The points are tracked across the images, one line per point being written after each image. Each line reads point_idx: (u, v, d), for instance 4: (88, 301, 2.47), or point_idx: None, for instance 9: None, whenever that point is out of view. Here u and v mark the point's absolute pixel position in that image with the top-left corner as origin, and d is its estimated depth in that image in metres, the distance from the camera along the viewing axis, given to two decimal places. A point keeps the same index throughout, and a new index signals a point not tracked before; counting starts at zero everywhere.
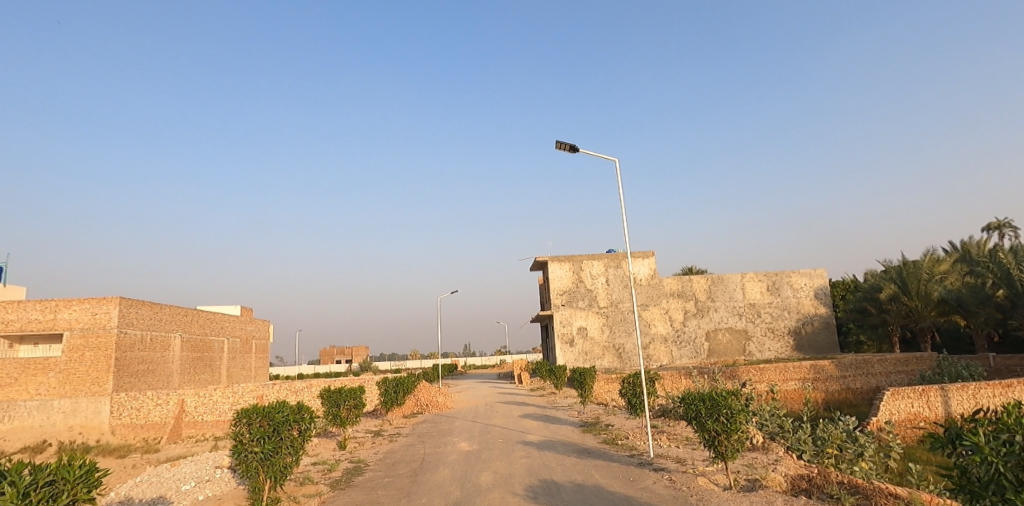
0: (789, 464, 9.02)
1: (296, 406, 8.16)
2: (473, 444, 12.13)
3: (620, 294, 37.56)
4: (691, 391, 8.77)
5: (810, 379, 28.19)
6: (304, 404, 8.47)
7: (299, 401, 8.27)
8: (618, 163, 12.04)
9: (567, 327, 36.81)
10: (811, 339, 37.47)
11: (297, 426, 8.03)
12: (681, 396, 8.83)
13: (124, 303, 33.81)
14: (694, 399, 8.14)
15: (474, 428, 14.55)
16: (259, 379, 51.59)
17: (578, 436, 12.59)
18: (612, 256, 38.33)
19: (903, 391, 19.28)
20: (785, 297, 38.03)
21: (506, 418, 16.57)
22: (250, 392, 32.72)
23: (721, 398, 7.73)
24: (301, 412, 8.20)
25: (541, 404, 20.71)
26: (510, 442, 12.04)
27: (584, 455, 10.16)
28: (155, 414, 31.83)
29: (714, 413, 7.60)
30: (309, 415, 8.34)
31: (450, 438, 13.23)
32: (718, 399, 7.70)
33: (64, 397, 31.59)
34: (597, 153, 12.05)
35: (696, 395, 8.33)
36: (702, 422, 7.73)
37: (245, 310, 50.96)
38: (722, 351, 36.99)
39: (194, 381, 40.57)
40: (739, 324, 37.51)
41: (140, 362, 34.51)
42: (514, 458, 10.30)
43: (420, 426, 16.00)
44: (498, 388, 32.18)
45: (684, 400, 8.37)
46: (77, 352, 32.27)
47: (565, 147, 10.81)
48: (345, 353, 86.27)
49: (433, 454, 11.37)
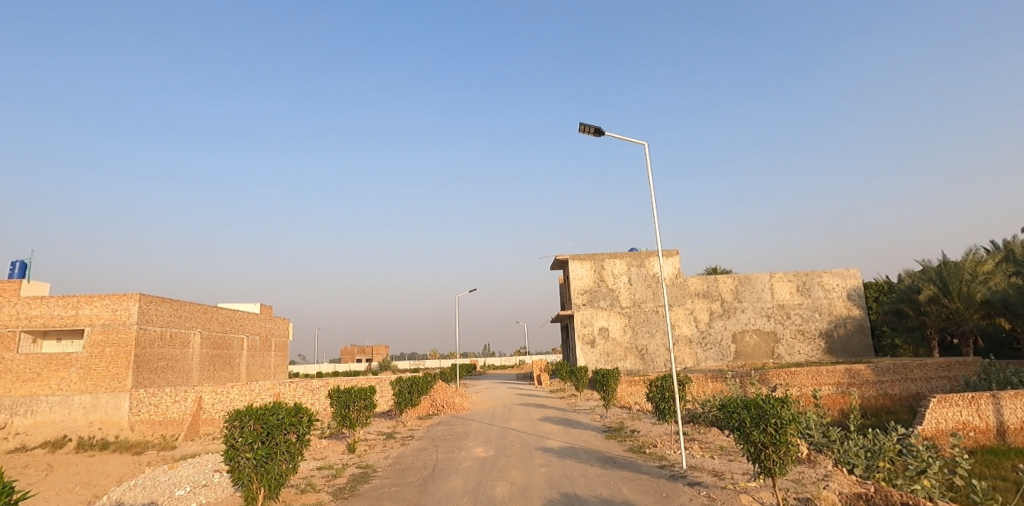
0: (841, 481, 8.05)
1: (293, 407, 7.46)
2: (488, 450, 11.33)
3: (643, 294, 36.49)
4: (729, 398, 7.84)
5: (845, 384, 26.79)
6: (302, 406, 7.77)
7: (297, 402, 7.55)
8: (648, 148, 11.68)
9: (588, 327, 35.84)
10: (843, 343, 35.87)
11: (294, 430, 7.31)
12: (719, 402, 7.90)
13: (144, 299, 33.90)
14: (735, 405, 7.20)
15: (490, 433, 13.74)
16: (278, 377, 51.56)
17: (601, 442, 11.71)
18: (635, 254, 37.24)
19: (950, 398, 17.97)
20: (816, 298, 36.50)
21: (525, 421, 15.75)
22: (267, 390, 32.44)
23: (769, 406, 6.79)
24: (299, 414, 7.49)
25: (561, 407, 19.82)
26: (528, 449, 11.21)
27: (608, 464, 9.31)
28: (173, 411, 31.78)
29: (761, 422, 6.67)
30: (308, 417, 7.63)
31: (465, 443, 12.46)
32: (766, 407, 6.76)
33: (84, 393, 31.70)
34: (626, 137, 11.68)
35: (736, 401, 7.40)
36: (747, 434, 6.81)
37: (264, 308, 50.98)
38: (749, 353, 35.63)
39: (213, 378, 40.62)
40: (767, 325, 36.10)
41: (159, 359, 34.53)
42: (532, 466, 9.50)
43: (434, 429, 15.29)
44: (517, 390, 31.33)
45: (723, 407, 7.45)
46: (97, 348, 32.38)
47: (589, 130, 9.98)
48: (365, 352, 86.29)
49: (445, 460, 10.62)
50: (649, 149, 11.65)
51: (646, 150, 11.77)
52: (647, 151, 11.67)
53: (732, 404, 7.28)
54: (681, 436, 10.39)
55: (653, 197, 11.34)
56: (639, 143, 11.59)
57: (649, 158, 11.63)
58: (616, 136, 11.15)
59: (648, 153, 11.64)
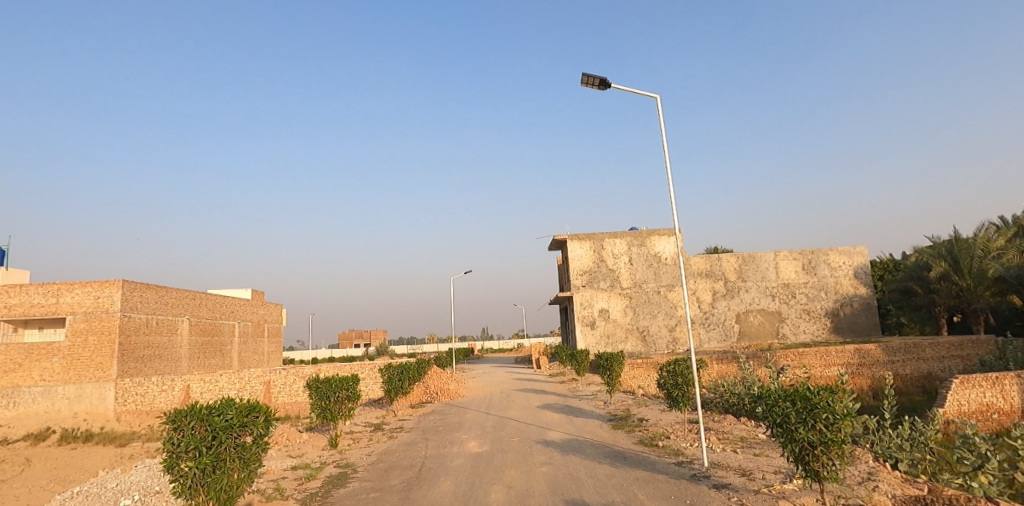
0: (890, 480, 6.94)
1: (246, 405, 6.28)
2: (483, 445, 10.24)
3: (644, 274, 35.39)
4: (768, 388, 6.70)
5: (854, 365, 25.84)
6: (259, 405, 6.57)
7: (251, 400, 6.36)
8: (660, 102, 9.45)
9: (588, 309, 34.78)
10: (850, 322, 34.98)
11: (247, 432, 6.15)
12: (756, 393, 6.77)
13: (128, 286, 32.65)
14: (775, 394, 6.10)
15: (486, 423, 12.66)
16: (272, 364, 50.63)
17: (608, 434, 10.62)
18: (636, 233, 36.02)
19: (974, 379, 16.96)
20: (822, 277, 35.45)
21: (524, 409, 14.67)
22: (257, 378, 31.34)
23: (819, 396, 5.66)
24: (254, 412, 6.30)
25: (562, 392, 18.78)
26: (528, 442, 10.13)
27: (618, 462, 8.22)
28: (160, 400, 30.75)
29: (810, 419, 5.53)
30: (265, 416, 6.43)
31: (458, 435, 11.36)
32: (813, 398, 5.63)
33: (67, 383, 30.59)
34: (633, 89, 9.29)
35: (776, 391, 6.28)
36: (791, 431, 5.69)
37: (256, 294, 49.87)
38: (754, 334, 34.70)
39: (204, 366, 39.61)
40: (772, 305, 35.12)
41: (146, 347, 33.42)
42: (532, 464, 8.40)
43: (426, 419, 14.22)
44: (515, 373, 30.41)
45: (761, 398, 6.32)
46: (80, 337, 31.21)
47: (593, 82, 8.69)
48: (363, 336, 85.51)
49: (434, 457, 9.51)
50: (661, 102, 9.43)
51: (658, 104, 9.50)
52: (659, 107, 9.43)
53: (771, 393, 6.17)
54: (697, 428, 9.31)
55: (668, 167, 9.14)
56: (648, 95, 9.29)
57: (662, 115, 9.67)
58: (625, 88, 9.75)
59: (660, 108, 9.40)
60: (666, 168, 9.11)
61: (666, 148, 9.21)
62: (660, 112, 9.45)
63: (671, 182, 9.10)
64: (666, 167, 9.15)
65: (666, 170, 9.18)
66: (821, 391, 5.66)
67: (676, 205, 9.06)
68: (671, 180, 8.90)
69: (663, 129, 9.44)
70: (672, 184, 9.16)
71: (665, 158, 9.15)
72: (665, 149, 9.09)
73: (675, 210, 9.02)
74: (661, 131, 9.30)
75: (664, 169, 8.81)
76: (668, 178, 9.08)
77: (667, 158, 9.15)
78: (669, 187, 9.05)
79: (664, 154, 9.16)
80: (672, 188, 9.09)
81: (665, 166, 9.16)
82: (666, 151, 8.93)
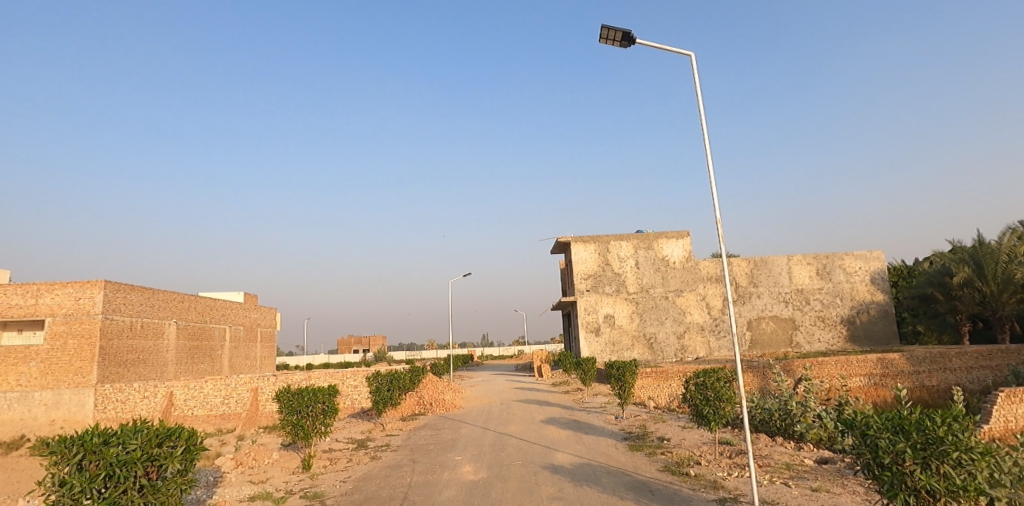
0: None
1: (160, 432, 5.79)
2: (480, 470, 8.69)
3: (652, 278, 33.86)
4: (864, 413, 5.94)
5: (876, 375, 24.17)
6: (177, 429, 6.02)
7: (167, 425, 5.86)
8: (695, 61, 8.12)
9: (592, 315, 33.26)
10: (866, 330, 33.42)
11: (157, 466, 5.68)
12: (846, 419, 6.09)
13: (110, 287, 31.15)
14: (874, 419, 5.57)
15: (484, 442, 11.11)
16: (265, 370, 48.98)
17: (627, 458, 9.07)
18: (642, 236, 34.52)
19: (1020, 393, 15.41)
20: (837, 282, 33.91)
21: (527, 424, 13.13)
22: (244, 385, 29.74)
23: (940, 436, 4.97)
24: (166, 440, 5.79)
25: (568, 404, 17.23)
26: (532, 468, 8.58)
27: (645, 497, 6.69)
28: (141, 408, 29.10)
29: (934, 463, 4.95)
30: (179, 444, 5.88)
31: (449, 457, 9.80)
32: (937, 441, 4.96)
33: (44, 388, 29.02)
34: (665, 46, 7.84)
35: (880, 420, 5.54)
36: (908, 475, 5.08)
37: (249, 297, 48.39)
38: (766, 342, 33.13)
39: (193, 372, 38.05)
40: (785, 312, 33.56)
41: (129, 351, 31.92)
42: (537, 500, 6.82)
43: (417, 434, 12.67)
44: (517, 382, 28.79)
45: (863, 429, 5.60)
46: (59, 340, 29.64)
47: (614, 37, 7.24)
48: (362, 343, 83.83)
49: (420, 486, 7.97)
50: (696, 62, 8.00)
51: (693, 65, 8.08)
52: (693, 66, 8.07)
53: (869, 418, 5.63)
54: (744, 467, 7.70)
55: (706, 136, 7.81)
56: (683, 55, 7.81)
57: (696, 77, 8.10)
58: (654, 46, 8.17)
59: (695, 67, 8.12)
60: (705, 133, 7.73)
61: (703, 116, 7.87)
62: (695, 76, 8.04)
63: (711, 154, 7.62)
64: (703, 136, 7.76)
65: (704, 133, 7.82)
66: (945, 427, 4.99)
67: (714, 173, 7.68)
68: (710, 150, 7.55)
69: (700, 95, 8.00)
70: (710, 153, 7.77)
71: (703, 125, 7.78)
72: (702, 118, 7.76)
73: (713, 185, 7.62)
74: (699, 93, 7.88)
75: (703, 132, 7.34)
76: (705, 149, 7.70)
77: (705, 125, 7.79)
78: (707, 155, 7.66)
79: (702, 116, 7.75)
80: (710, 155, 7.70)
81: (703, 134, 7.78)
82: (703, 120, 7.42)
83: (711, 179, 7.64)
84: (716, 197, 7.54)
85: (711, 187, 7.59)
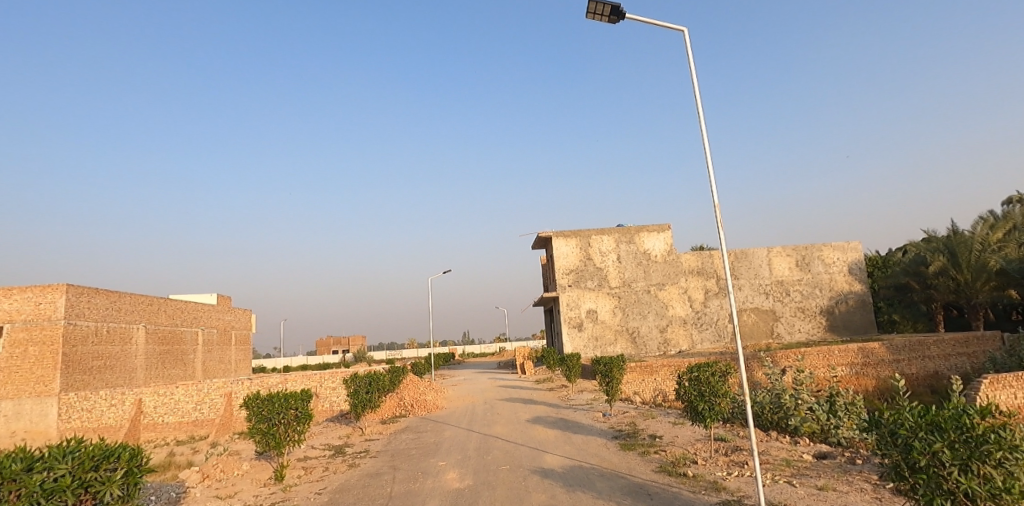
0: None
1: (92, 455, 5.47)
2: (465, 477, 8.16)
3: (634, 272, 33.67)
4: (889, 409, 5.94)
5: (858, 365, 24.29)
6: (116, 451, 5.70)
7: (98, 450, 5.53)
8: (691, 37, 7.26)
9: (575, 310, 32.93)
10: (845, 320, 33.74)
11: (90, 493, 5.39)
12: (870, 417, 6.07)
13: (73, 291, 29.76)
14: (906, 418, 5.51)
15: (468, 445, 10.58)
16: (240, 373, 47.67)
17: (620, 458, 8.63)
18: (624, 230, 34.27)
19: (1003, 380, 15.46)
20: (816, 273, 34.14)
21: (512, 424, 12.64)
22: (218, 390, 28.72)
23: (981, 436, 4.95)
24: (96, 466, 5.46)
25: (553, 402, 16.80)
26: (522, 473, 8.09)
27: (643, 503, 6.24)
28: (108, 416, 27.84)
29: (974, 465, 4.91)
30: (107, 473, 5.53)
31: (432, 463, 9.25)
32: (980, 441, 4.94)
33: (3, 399, 27.58)
34: (657, 19, 7.26)
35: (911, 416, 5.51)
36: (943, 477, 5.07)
37: (222, 299, 47.02)
38: (747, 334, 33.20)
39: (164, 377, 36.74)
40: (766, 304, 33.69)
41: (95, 357, 30.58)
42: None
43: (399, 438, 12.09)
44: (499, 380, 28.34)
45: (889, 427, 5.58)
46: (19, 348, 28.18)
47: (602, 12, 6.76)
48: (341, 344, 82.51)
49: (402, 496, 7.41)
50: (689, 36, 7.24)
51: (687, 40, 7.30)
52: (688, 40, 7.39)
53: (901, 415, 5.56)
54: (745, 468, 7.36)
55: (703, 119, 7.09)
56: (676, 29, 7.11)
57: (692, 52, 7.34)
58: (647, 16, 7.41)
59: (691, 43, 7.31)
60: (699, 114, 7.03)
61: (699, 98, 7.22)
62: (690, 53, 7.27)
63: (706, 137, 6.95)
64: (698, 117, 7.06)
65: (698, 112, 7.11)
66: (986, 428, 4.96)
67: (712, 158, 6.99)
68: (706, 133, 6.88)
69: (695, 72, 7.30)
70: (706, 135, 7.10)
71: (697, 105, 7.07)
72: (698, 98, 7.04)
73: (712, 170, 6.95)
74: (692, 70, 7.17)
75: (699, 113, 6.67)
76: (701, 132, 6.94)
77: (700, 105, 7.07)
78: (703, 139, 6.99)
79: (696, 95, 7.05)
80: (706, 138, 7.03)
81: (698, 115, 7.06)
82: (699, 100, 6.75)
83: (709, 164, 6.96)
84: (713, 183, 6.84)
85: (709, 172, 6.91)
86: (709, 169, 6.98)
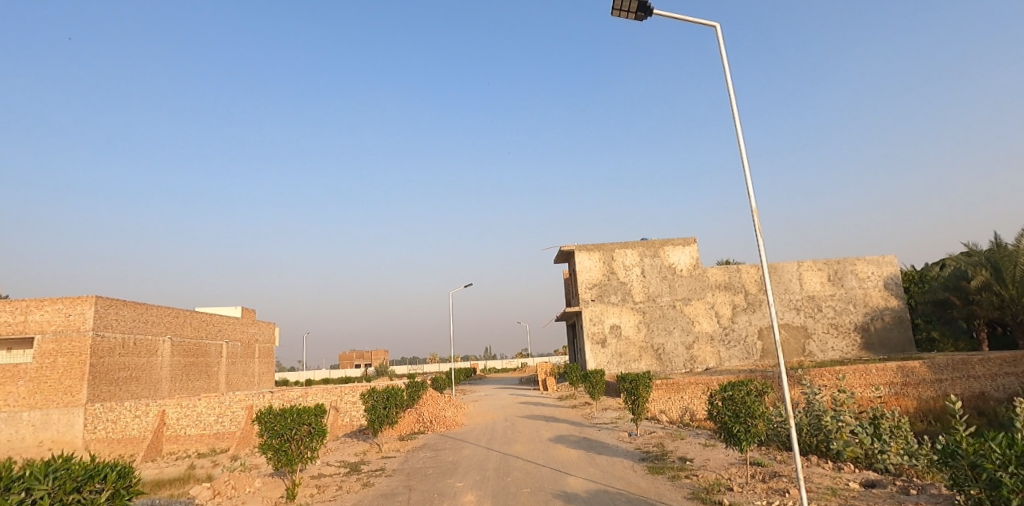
0: None
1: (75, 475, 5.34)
2: (483, 500, 7.70)
3: (658, 287, 32.91)
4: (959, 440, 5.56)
5: (897, 384, 23.16)
6: (99, 470, 5.58)
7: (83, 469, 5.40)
8: (721, 32, 6.95)
9: (598, 326, 32.27)
10: (881, 337, 32.39)
11: None
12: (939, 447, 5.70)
13: (102, 302, 30.26)
14: (985, 449, 5.19)
15: (487, 465, 10.12)
16: (263, 386, 47.93)
17: (648, 483, 8.07)
18: (648, 243, 33.58)
19: None
20: (850, 288, 32.91)
21: (533, 442, 12.13)
22: (239, 402, 28.77)
23: None
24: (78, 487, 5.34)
25: (576, 420, 16.22)
26: (543, 497, 7.59)
27: None
28: (132, 428, 28.07)
29: None
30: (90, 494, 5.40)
31: (449, 484, 8.82)
32: None
33: (33, 409, 28.02)
34: (686, 15, 6.92)
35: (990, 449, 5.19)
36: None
37: (247, 312, 47.50)
38: (778, 351, 32.08)
39: (188, 389, 37.06)
40: (797, 320, 32.55)
41: (122, 369, 30.98)
42: None
43: (416, 456, 11.69)
44: (521, 396, 27.76)
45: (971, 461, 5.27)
46: (48, 358, 28.67)
47: (628, 7, 6.40)
48: (364, 358, 82.72)
49: None
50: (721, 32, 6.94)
51: (717, 37, 6.93)
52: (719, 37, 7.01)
53: (978, 446, 5.25)
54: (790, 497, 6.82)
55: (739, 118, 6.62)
56: (706, 23, 6.76)
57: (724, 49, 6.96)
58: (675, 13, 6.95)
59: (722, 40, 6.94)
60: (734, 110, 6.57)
61: (733, 97, 6.81)
62: (721, 50, 6.91)
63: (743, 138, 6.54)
64: (733, 112, 6.59)
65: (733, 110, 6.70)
66: None
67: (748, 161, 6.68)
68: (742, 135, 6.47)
69: (727, 70, 6.90)
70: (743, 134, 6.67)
71: (730, 97, 6.61)
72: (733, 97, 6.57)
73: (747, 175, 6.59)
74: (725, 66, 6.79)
75: (734, 110, 6.28)
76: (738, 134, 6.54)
77: (733, 98, 6.60)
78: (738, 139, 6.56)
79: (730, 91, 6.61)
80: (742, 138, 6.65)
81: (732, 108, 6.57)
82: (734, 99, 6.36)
83: (745, 167, 6.65)
84: (751, 186, 6.54)
85: (746, 174, 6.62)
86: (745, 171, 6.67)
